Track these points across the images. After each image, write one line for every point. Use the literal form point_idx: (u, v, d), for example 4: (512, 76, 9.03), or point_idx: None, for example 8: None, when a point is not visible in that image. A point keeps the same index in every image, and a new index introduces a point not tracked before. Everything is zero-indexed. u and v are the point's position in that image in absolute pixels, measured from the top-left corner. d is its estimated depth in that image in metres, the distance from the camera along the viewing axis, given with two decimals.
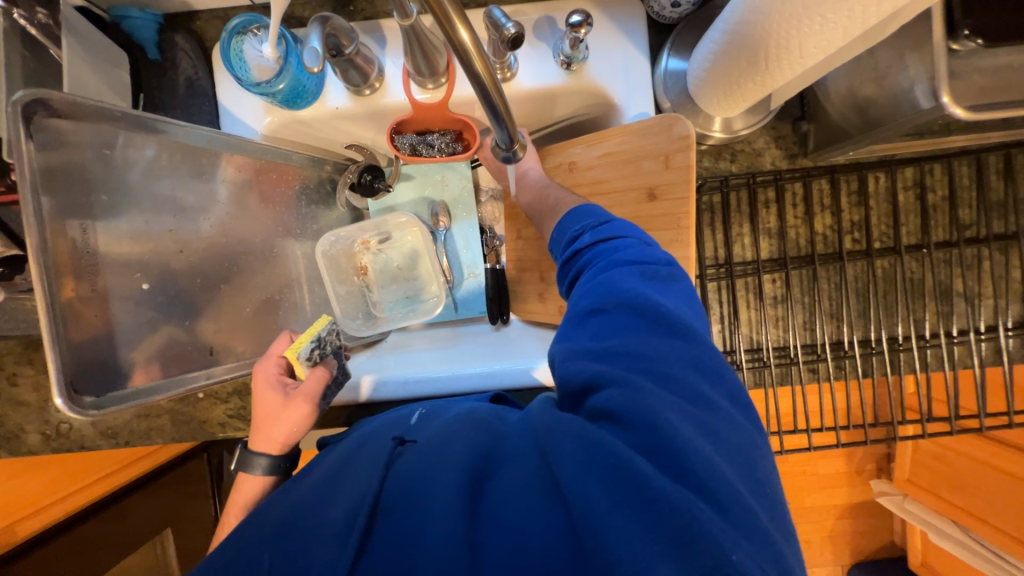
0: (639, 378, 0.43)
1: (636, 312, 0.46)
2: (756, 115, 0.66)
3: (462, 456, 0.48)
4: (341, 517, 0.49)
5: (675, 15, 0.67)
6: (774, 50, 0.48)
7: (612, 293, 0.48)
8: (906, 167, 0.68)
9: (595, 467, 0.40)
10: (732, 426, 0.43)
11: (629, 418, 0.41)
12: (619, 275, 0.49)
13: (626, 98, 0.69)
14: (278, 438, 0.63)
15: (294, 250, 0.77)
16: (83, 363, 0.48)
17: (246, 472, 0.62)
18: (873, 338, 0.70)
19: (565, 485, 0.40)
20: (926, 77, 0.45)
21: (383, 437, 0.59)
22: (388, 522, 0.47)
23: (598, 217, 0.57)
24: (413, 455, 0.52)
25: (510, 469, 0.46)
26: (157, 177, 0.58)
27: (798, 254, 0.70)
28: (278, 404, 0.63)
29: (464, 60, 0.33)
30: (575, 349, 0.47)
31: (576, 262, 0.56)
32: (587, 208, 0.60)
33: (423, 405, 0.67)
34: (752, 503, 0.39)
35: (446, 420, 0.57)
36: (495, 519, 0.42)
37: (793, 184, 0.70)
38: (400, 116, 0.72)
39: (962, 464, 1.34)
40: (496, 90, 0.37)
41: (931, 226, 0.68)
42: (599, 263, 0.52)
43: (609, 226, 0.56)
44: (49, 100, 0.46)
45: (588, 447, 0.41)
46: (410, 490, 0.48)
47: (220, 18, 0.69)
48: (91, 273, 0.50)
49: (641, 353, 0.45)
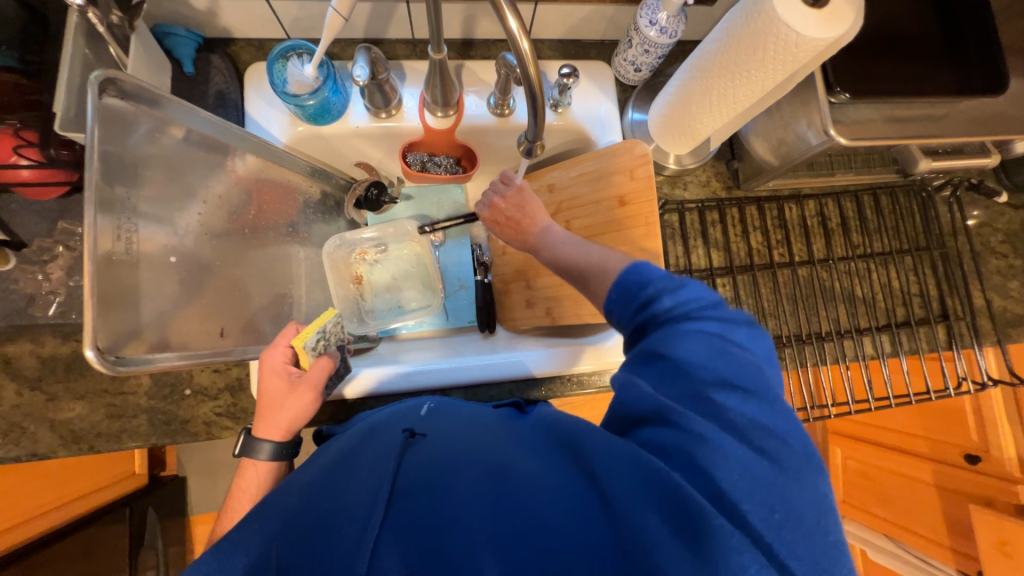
0: (687, 418, 0.43)
1: (706, 359, 0.46)
2: (700, 153, 0.84)
3: (499, 469, 0.47)
4: (347, 507, 0.45)
5: (637, 79, 0.86)
6: (716, 98, 0.65)
7: (696, 349, 0.46)
8: (810, 200, 0.89)
9: (646, 485, 0.41)
10: (800, 474, 0.42)
11: (665, 444, 0.43)
12: (686, 337, 0.47)
13: (600, 134, 0.86)
14: (282, 425, 0.63)
15: (296, 252, 0.83)
16: (105, 321, 0.49)
17: (252, 458, 0.62)
18: (804, 333, 0.85)
19: (614, 507, 0.41)
20: (814, 124, 0.64)
21: (394, 428, 0.58)
22: (407, 501, 0.44)
23: (650, 280, 0.52)
24: (432, 450, 0.51)
25: (531, 465, 0.48)
26: (182, 160, 0.61)
27: (741, 263, 0.87)
28: (284, 390, 0.64)
29: (523, 66, 0.49)
30: (633, 384, 0.48)
31: (637, 305, 0.52)
32: (638, 265, 0.53)
33: (431, 399, 0.68)
34: (804, 539, 0.39)
35: (461, 423, 0.57)
36: (524, 513, 0.43)
37: (731, 209, 0.88)
38: (412, 138, 0.84)
39: (883, 478, 1.52)
40: (539, 91, 0.52)
41: (833, 245, 0.89)
42: (676, 311, 0.49)
43: (652, 291, 0.51)
44: (120, 81, 0.50)
45: (641, 470, 0.42)
46: (430, 478, 0.47)
47: (255, 47, 0.79)
48: (130, 236, 0.53)
49: (713, 402, 0.44)
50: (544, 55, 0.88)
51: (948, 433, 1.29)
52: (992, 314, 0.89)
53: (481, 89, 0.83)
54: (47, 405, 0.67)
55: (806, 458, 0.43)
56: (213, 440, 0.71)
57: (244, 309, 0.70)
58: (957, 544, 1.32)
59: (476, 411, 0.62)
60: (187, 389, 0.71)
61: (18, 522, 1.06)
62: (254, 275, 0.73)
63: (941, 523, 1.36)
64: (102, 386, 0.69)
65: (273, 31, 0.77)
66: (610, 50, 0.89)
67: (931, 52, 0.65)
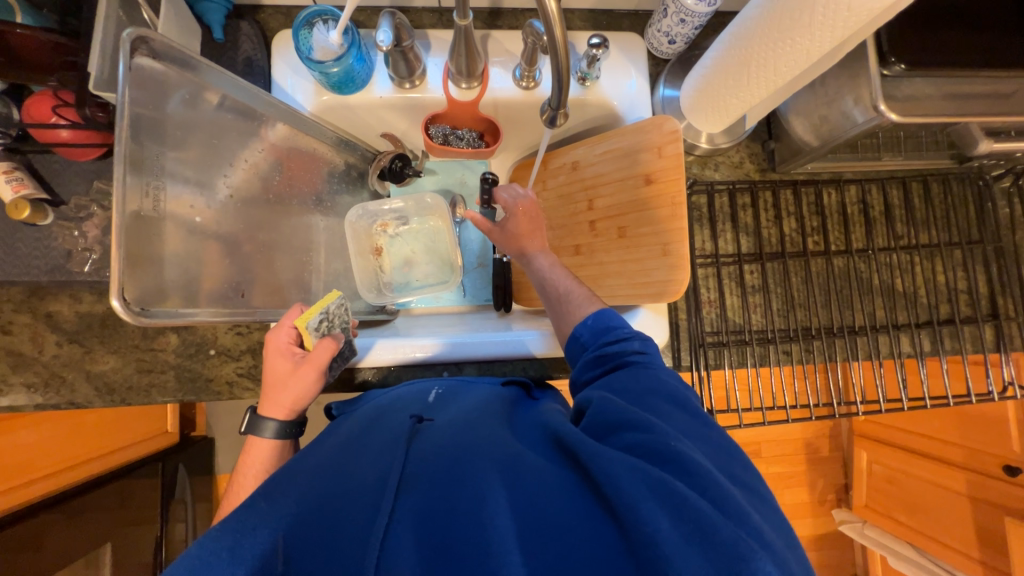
0: (668, 433, 0.45)
1: (668, 392, 0.50)
2: (734, 132, 0.80)
3: (502, 464, 0.46)
4: (353, 494, 0.46)
5: (670, 52, 0.82)
6: (755, 70, 0.60)
7: (660, 387, 0.51)
8: (851, 184, 0.84)
9: (646, 483, 0.40)
10: (760, 489, 0.45)
11: (652, 449, 0.43)
12: (646, 374, 0.53)
13: (627, 110, 0.83)
14: (285, 405, 0.64)
15: (317, 222, 0.83)
16: (134, 276, 0.51)
17: (256, 436, 0.64)
18: (836, 325, 0.81)
19: (620, 507, 0.40)
20: (861, 100, 0.60)
21: (400, 415, 0.58)
22: (412, 492, 0.45)
23: (616, 322, 0.60)
24: (436, 439, 0.52)
25: (526, 457, 0.47)
26: (214, 126, 0.62)
27: (772, 250, 0.83)
28: (288, 369, 0.65)
29: (548, 26, 0.46)
30: (606, 399, 0.50)
31: (601, 337, 0.59)
32: (606, 309, 0.61)
33: (439, 385, 0.69)
34: (785, 542, 0.41)
35: (463, 412, 0.58)
36: (527, 510, 0.42)
37: (765, 192, 0.84)
38: (435, 111, 0.83)
39: (911, 486, 1.45)
40: (565, 54, 0.50)
41: (874, 234, 0.83)
42: (637, 357, 0.55)
43: (618, 332, 0.58)
44: (150, 41, 0.50)
45: (639, 471, 0.41)
46: (433, 472, 0.47)
47: (283, 14, 0.79)
48: (157, 194, 0.54)
49: (679, 425, 0.47)
50: (573, 26, 0.84)
51: (986, 441, 1.22)
52: None
53: (507, 59, 0.80)
54: (83, 357, 0.71)
55: (758, 474, 0.47)
56: (234, 400, 0.74)
57: (267, 274, 0.71)
58: (987, 558, 1.26)
59: (482, 397, 0.63)
60: (211, 350, 0.73)
61: (61, 469, 1.11)
62: (279, 241, 0.74)
63: (971, 533, 1.29)
64: (133, 341, 0.72)
65: None
66: (643, 20, 0.85)
67: (1004, 18, 0.58)
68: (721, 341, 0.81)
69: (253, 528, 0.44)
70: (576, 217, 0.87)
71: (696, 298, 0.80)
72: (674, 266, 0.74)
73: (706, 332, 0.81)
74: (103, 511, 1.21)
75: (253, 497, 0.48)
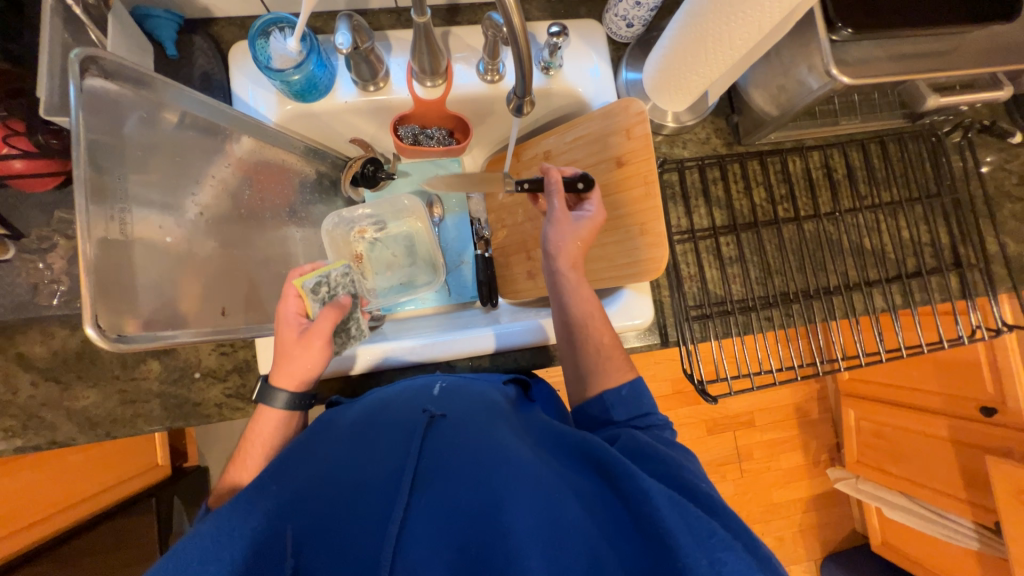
0: (688, 468, 0.51)
1: (685, 456, 0.56)
2: (698, 109, 0.83)
3: (520, 465, 0.49)
4: (371, 488, 0.49)
5: (629, 35, 0.83)
6: (711, 46, 0.62)
7: (674, 446, 0.57)
8: (814, 151, 0.87)
9: (677, 503, 0.44)
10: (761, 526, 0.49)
11: (677, 480, 0.49)
12: (662, 437, 0.59)
13: (594, 96, 0.83)
14: (295, 375, 0.63)
15: (292, 233, 0.82)
16: (105, 300, 0.49)
17: (267, 405, 0.63)
18: (811, 288, 0.84)
19: (644, 519, 0.43)
20: (815, 66, 0.62)
21: (409, 407, 0.59)
22: (428, 492, 0.47)
23: (649, 406, 0.62)
24: (452, 435, 0.53)
25: (544, 466, 0.50)
26: (178, 143, 0.62)
27: (745, 221, 0.85)
28: (294, 339, 0.63)
29: (506, 15, 0.47)
30: (634, 437, 0.54)
31: (632, 411, 0.61)
32: (640, 385, 0.63)
33: (442, 379, 0.69)
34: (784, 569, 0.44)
35: (473, 404, 0.59)
36: (546, 515, 0.45)
37: (733, 165, 0.86)
38: (402, 111, 0.82)
39: (897, 437, 1.51)
40: (525, 41, 0.50)
41: (839, 197, 0.86)
42: (664, 429, 0.61)
43: (645, 419, 0.61)
44: (99, 59, 0.49)
45: (678, 499, 0.44)
46: (449, 469, 0.49)
47: (237, 25, 0.78)
48: (122, 216, 0.53)
49: (694, 469, 0.52)
50: (532, 17, 0.85)
51: (962, 387, 1.28)
52: (1008, 260, 0.86)
53: (469, 54, 0.80)
54: (62, 394, 0.69)
55: None
56: (225, 421, 0.72)
57: (246, 290, 0.70)
58: (973, 497, 1.31)
59: (486, 394, 0.64)
60: (196, 373, 0.72)
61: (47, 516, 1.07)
62: (255, 256, 0.73)
63: (958, 477, 1.34)
64: (113, 373, 0.70)
65: (253, 6, 0.76)
66: (600, 6, 0.86)
67: None
68: (705, 314, 0.82)
69: (256, 519, 0.47)
70: None
71: (677, 273, 0.82)
72: (653, 244, 0.75)
73: (690, 305, 0.82)
74: (95, 554, 1.17)
75: (257, 502, 0.48)
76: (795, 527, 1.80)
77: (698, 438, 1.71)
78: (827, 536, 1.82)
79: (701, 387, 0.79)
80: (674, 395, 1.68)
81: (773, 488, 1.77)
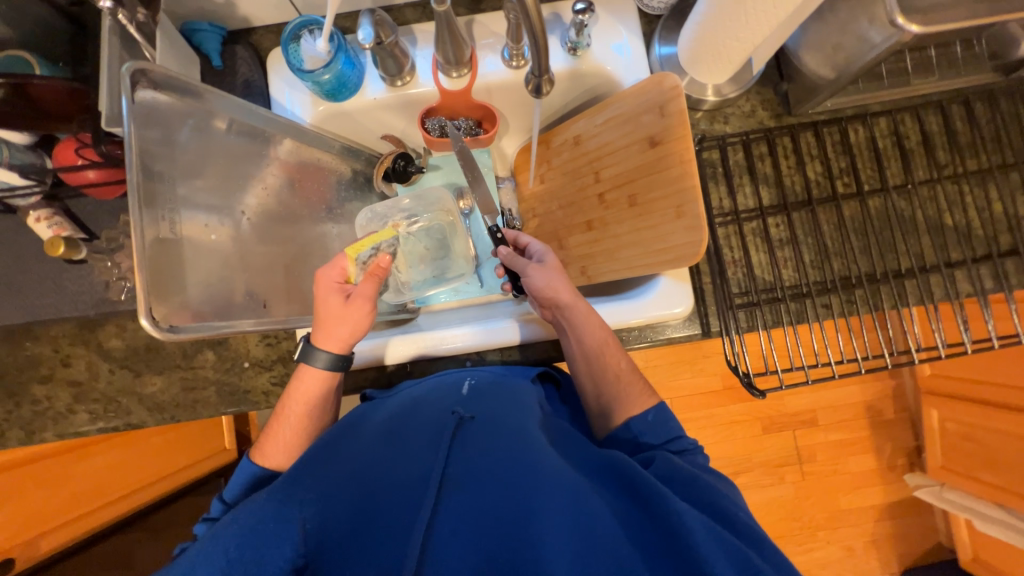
0: (724, 495, 0.50)
1: (723, 484, 0.55)
2: (741, 79, 0.76)
3: (549, 474, 0.48)
4: (399, 487, 0.50)
5: (663, 5, 0.78)
6: (751, 9, 0.57)
7: (710, 471, 0.56)
8: (880, 117, 0.77)
9: (716, 536, 0.43)
10: None
11: (715, 509, 0.48)
12: (697, 462, 0.58)
13: (626, 74, 0.79)
14: (342, 338, 0.65)
15: (330, 229, 0.85)
16: (162, 297, 0.53)
17: (308, 364, 0.65)
18: (878, 272, 0.75)
19: (680, 544, 0.42)
20: (880, 16, 0.54)
21: (439, 407, 0.60)
22: (456, 495, 0.48)
23: (674, 429, 0.62)
24: (479, 439, 0.53)
25: (572, 476, 0.49)
26: (225, 147, 0.66)
27: (796, 199, 0.77)
28: (340, 304, 0.64)
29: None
30: (668, 460, 0.54)
31: (660, 436, 0.61)
32: (664, 410, 0.63)
33: (471, 375, 0.68)
34: None
35: (503, 406, 0.59)
36: (573, 528, 0.44)
37: (782, 138, 0.78)
38: (429, 104, 0.83)
39: (993, 441, 1.33)
40: (540, 17, 0.48)
41: (912, 167, 0.76)
42: (697, 454, 0.60)
43: (676, 442, 0.61)
44: (147, 71, 0.53)
45: (717, 532, 0.44)
46: (476, 474, 0.49)
47: (274, 32, 0.82)
48: (171, 215, 0.56)
49: (732, 497, 0.51)
50: None
51: None
52: None
53: (494, 41, 0.79)
54: (134, 380, 0.76)
55: None
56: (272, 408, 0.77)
57: (288, 283, 0.74)
58: None
59: (517, 393, 0.64)
60: (245, 362, 0.77)
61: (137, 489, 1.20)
62: (295, 253, 0.76)
63: None
64: (175, 361, 0.76)
65: (288, 12, 0.79)
66: None
67: None
68: (752, 302, 0.76)
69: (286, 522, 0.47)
70: (584, 191, 0.85)
71: (718, 258, 0.76)
72: (692, 228, 0.69)
73: (734, 293, 0.76)
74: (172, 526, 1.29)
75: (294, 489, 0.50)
76: (867, 538, 1.63)
77: (753, 436, 1.60)
78: (906, 550, 1.64)
79: (747, 381, 0.73)
80: (725, 391, 1.58)
81: (839, 493, 1.62)
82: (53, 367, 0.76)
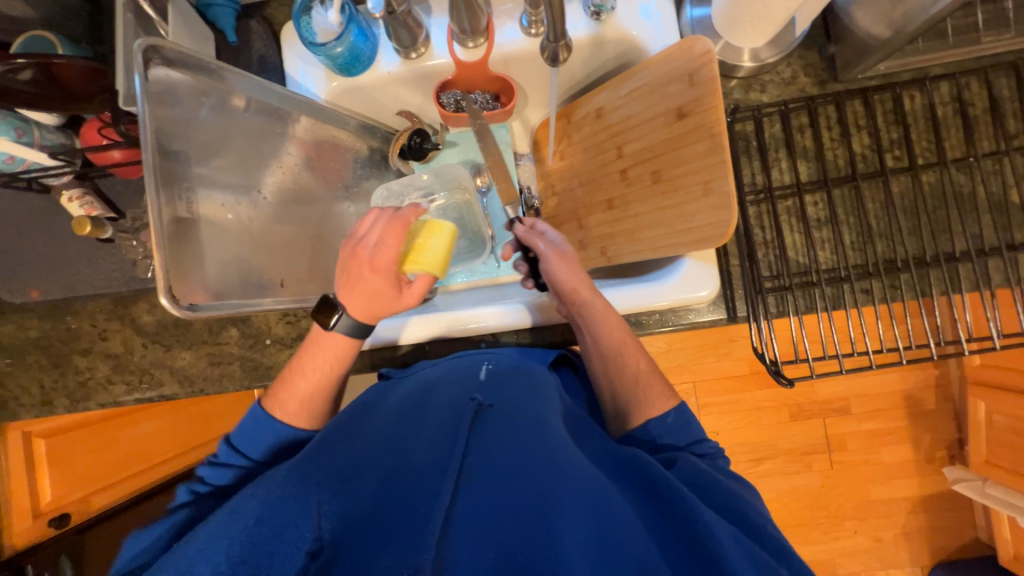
0: (745, 501, 0.49)
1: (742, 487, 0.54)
2: (781, 42, 0.70)
3: (570, 469, 0.48)
4: (418, 474, 0.50)
5: None
6: None
7: (730, 474, 0.56)
8: (941, 82, 0.69)
9: (740, 545, 0.43)
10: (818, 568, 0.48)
11: (737, 515, 0.47)
12: (717, 464, 0.57)
13: (653, 39, 0.74)
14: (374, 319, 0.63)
15: (347, 208, 0.85)
16: (179, 275, 0.54)
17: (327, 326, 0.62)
18: (929, 256, 0.68)
19: (704, 552, 0.42)
20: None
21: (457, 394, 0.59)
22: (475, 486, 0.48)
23: (698, 433, 0.60)
24: (498, 430, 0.53)
25: (592, 472, 0.49)
26: (242, 127, 0.66)
27: (839, 175, 0.71)
28: (391, 297, 0.61)
29: None
30: (690, 462, 0.53)
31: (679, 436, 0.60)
32: (687, 413, 0.61)
33: (489, 361, 0.68)
34: None
35: (523, 396, 0.59)
36: (593, 526, 0.44)
37: (826, 108, 0.72)
38: (445, 77, 0.80)
39: None
40: None
41: (976, 138, 0.68)
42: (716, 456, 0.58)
43: (698, 445, 0.59)
44: (160, 48, 0.53)
45: (742, 544, 0.43)
46: (494, 465, 0.49)
47: (288, 5, 0.80)
48: (186, 194, 0.57)
49: (753, 504, 0.51)
50: None
51: None
52: None
53: (512, 7, 0.75)
54: (165, 355, 0.80)
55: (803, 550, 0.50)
56: None
57: (307, 262, 0.74)
58: None
59: (536, 381, 0.63)
60: (267, 339, 0.79)
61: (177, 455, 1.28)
62: (312, 233, 0.76)
63: None
64: (202, 337, 0.79)
65: None
66: None
67: None
68: (783, 287, 0.72)
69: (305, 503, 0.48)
70: (606, 167, 0.81)
71: (748, 238, 0.72)
72: (718, 206, 0.65)
73: (765, 277, 0.72)
74: None
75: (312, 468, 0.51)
76: (898, 529, 1.58)
77: (780, 423, 1.55)
78: (939, 544, 1.57)
79: (775, 370, 0.70)
80: (752, 376, 1.53)
81: (870, 483, 1.56)
82: (92, 341, 0.80)
